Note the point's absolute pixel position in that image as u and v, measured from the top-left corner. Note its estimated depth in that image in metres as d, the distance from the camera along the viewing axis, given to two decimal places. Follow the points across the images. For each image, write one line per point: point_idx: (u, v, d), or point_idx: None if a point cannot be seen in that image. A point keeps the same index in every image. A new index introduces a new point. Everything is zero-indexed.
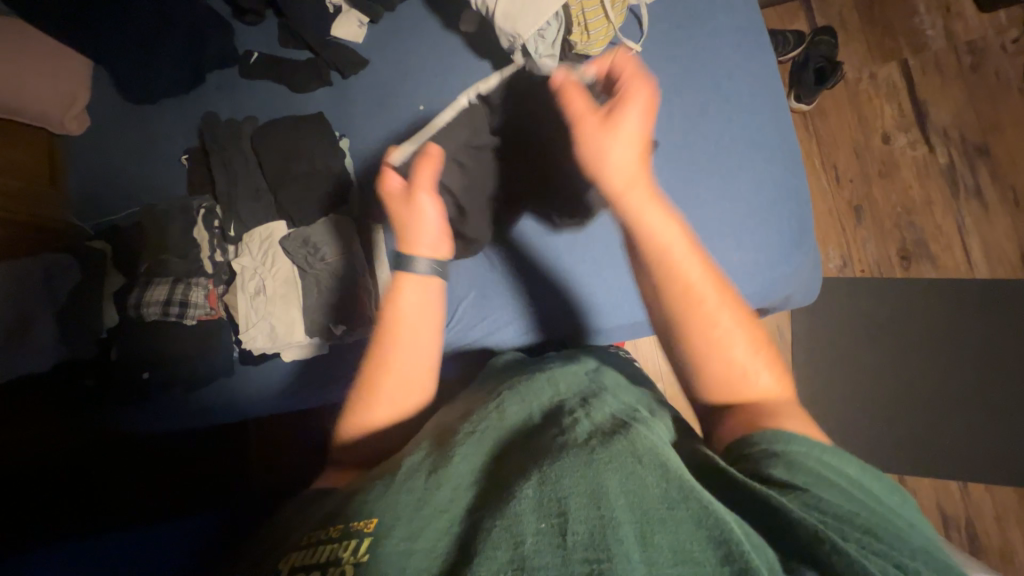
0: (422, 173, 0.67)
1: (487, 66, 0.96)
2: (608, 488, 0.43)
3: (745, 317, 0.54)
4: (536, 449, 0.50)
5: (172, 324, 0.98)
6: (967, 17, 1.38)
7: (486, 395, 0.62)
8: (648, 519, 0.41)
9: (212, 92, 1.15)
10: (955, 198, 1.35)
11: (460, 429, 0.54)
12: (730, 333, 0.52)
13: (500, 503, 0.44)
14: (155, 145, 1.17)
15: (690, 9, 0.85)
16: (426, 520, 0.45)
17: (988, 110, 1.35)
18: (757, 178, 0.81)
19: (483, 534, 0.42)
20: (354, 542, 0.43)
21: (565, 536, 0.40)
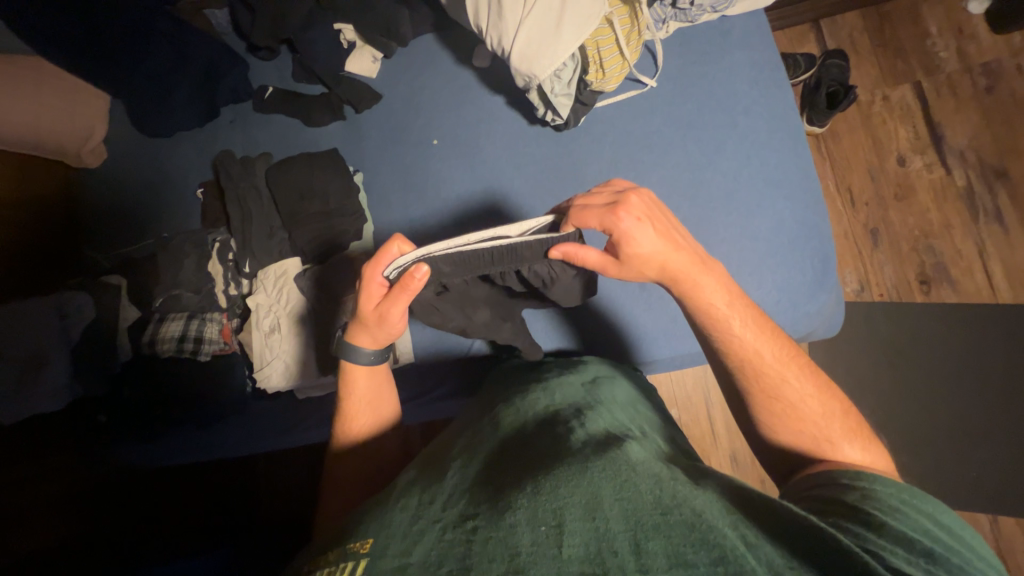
0: (398, 306, 0.67)
1: (500, 99, 0.96)
2: (600, 498, 0.46)
3: (815, 383, 0.61)
4: (533, 463, 0.54)
5: (185, 360, 0.97)
6: (981, 39, 1.37)
7: (486, 414, 0.70)
8: (638, 525, 0.43)
9: (227, 126, 1.17)
10: (974, 221, 1.32)
11: (456, 450, 0.62)
12: (800, 402, 0.60)
13: (496, 515, 0.47)
14: (171, 178, 1.18)
15: (705, 45, 0.85)
16: (423, 533, 0.47)
17: (1006, 132, 1.33)
18: (777, 216, 0.79)
19: (479, 545, 0.44)
20: (353, 564, 0.45)
21: (560, 548, 0.42)
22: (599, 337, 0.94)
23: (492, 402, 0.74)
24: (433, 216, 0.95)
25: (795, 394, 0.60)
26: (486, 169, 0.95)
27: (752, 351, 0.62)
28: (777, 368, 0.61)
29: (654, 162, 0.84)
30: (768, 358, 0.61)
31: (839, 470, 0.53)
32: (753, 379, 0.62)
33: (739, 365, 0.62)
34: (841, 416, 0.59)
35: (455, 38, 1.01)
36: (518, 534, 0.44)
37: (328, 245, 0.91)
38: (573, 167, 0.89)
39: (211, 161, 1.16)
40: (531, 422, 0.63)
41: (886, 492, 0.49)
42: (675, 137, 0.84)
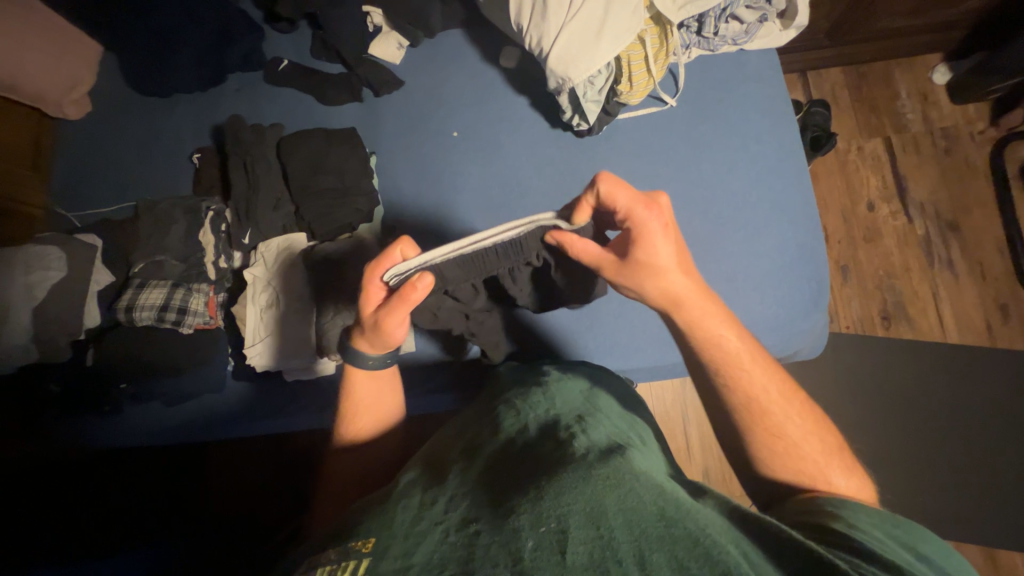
0: (394, 315, 0.65)
1: (524, 100, 0.97)
2: (605, 506, 0.44)
3: (813, 422, 0.63)
4: (536, 469, 0.52)
5: (164, 331, 0.90)
6: (942, 106, 1.53)
7: (487, 414, 0.69)
8: (642, 536, 0.42)
9: (230, 94, 1.11)
10: (930, 266, 1.46)
11: (455, 454, 0.61)
12: (800, 440, 0.61)
13: (499, 521, 0.45)
14: (163, 139, 1.11)
15: (723, 74, 0.90)
16: (423, 533, 0.46)
17: (959, 190, 1.48)
18: (779, 238, 0.84)
19: (480, 551, 0.42)
20: (354, 564, 0.43)
21: (563, 553, 0.40)
22: (599, 345, 0.95)
23: (492, 403, 0.73)
24: (448, 206, 0.95)
25: (797, 433, 0.61)
26: (504, 166, 0.95)
27: (760, 390, 0.63)
28: (781, 408, 0.63)
29: (669, 176, 0.88)
30: (775, 397, 0.63)
31: (823, 499, 0.55)
32: (758, 420, 0.62)
33: (745, 405, 0.62)
34: (835, 449, 0.62)
35: (482, 36, 1.02)
36: (521, 538, 0.42)
37: (338, 224, 0.88)
38: (591, 172, 0.91)
39: (209, 127, 1.10)
40: (531, 425, 0.61)
41: (869, 524, 0.49)
42: (691, 155, 0.88)
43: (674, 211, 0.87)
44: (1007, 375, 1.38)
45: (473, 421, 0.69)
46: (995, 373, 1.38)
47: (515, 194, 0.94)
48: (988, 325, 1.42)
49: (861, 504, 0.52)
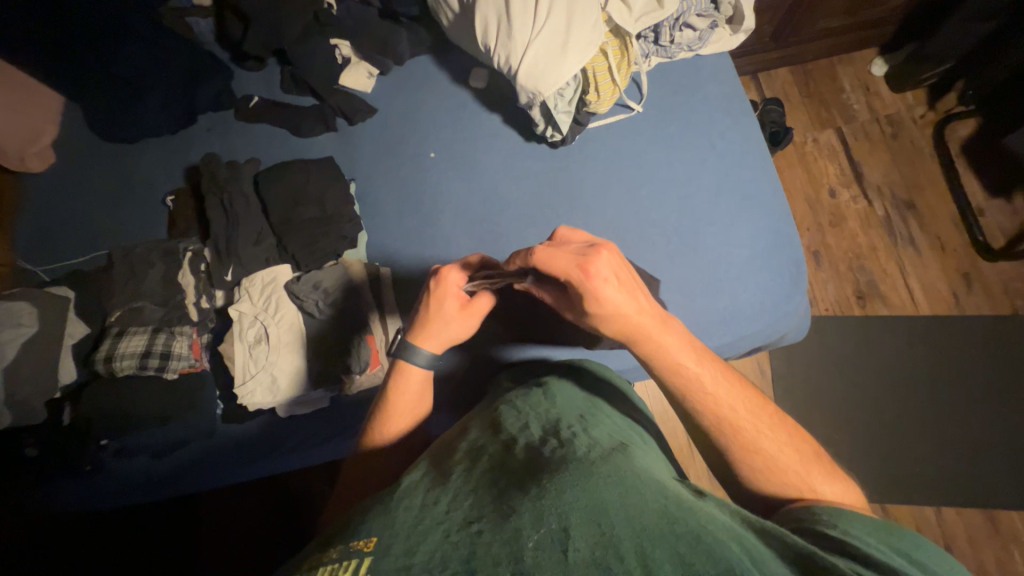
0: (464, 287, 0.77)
1: (497, 118, 1.00)
2: (607, 505, 0.45)
3: (787, 430, 0.65)
4: (537, 467, 0.52)
5: (148, 379, 0.87)
6: (884, 95, 1.64)
7: (489, 413, 0.68)
8: (644, 534, 0.43)
9: (201, 134, 1.10)
10: (894, 244, 1.53)
11: (456, 454, 0.59)
12: (777, 451, 0.63)
13: (501, 520, 0.44)
14: (134, 184, 1.09)
15: (683, 79, 0.95)
16: (425, 532, 0.44)
17: (910, 171, 1.58)
18: (755, 226, 0.87)
19: (484, 549, 0.41)
20: (353, 563, 0.42)
21: (566, 552, 0.41)
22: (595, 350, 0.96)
23: (494, 404, 0.73)
24: (431, 226, 0.95)
25: (772, 445, 0.63)
26: (484, 181, 0.97)
27: (727, 407, 0.64)
28: (751, 420, 0.64)
29: (644, 177, 0.92)
30: (744, 412, 0.64)
31: (818, 506, 0.56)
32: (733, 437, 0.64)
33: (717, 425, 0.64)
34: (815, 456, 0.64)
35: (450, 59, 1.05)
36: (523, 537, 0.42)
37: (323, 251, 0.87)
38: (569, 180, 0.94)
39: (181, 169, 1.09)
40: (533, 425, 0.61)
41: (863, 530, 0.51)
42: (661, 156, 0.92)
43: (653, 211, 0.90)
44: (978, 340, 1.44)
45: (476, 422, 0.67)
46: (968, 340, 1.45)
47: (496, 207, 0.95)
48: (955, 295, 1.48)
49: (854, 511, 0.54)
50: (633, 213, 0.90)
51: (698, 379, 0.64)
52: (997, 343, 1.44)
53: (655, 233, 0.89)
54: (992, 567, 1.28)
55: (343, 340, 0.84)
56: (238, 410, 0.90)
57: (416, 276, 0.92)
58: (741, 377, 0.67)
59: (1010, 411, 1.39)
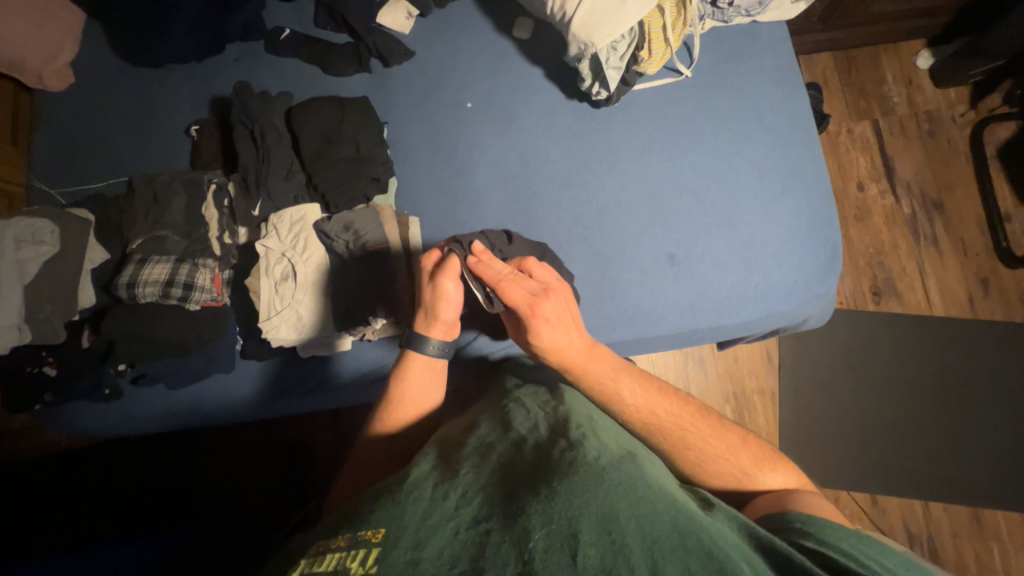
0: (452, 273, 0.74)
1: (538, 72, 0.96)
2: (620, 515, 0.47)
3: (719, 425, 0.74)
4: (548, 466, 0.55)
5: (169, 308, 0.86)
6: (926, 90, 1.60)
7: (494, 407, 0.72)
8: (654, 545, 0.45)
9: (228, 64, 1.06)
10: (916, 244, 1.52)
11: (467, 445, 0.63)
12: (706, 445, 0.71)
13: (509, 520, 0.47)
14: (156, 111, 1.06)
15: (736, 46, 0.92)
16: (436, 527, 0.48)
17: (942, 171, 1.55)
18: (795, 205, 0.86)
19: (492, 549, 0.45)
20: (364, 553, 0.45)
21: (575, 557, 0.43)
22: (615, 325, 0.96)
23: (500, 397, 0.76)
24: (464, 178, 0.93)
25: (705, 435, 0.72)
26: (520, 136, 0.94)
27: (652, 409, 0.72)
28: (683, 415, 0.73)
29: (687, 145, 0.89)
30: (665, 414, 0.72)
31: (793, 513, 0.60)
32: (664, 438, 0.72)
33: (659, 425, 0.72)
34: (760, 453, 0.72)
35: (494, 5, 1.00)
36: (533, 538, 0.45)
37: (353, 193, 0.85)
38: (608, 143, 0.91)
39: (206, 99, 1.05)
40: (541, 424, 0.64)
41: (842, 538, 0.53)
42: (707, 125, 0.89)
43: (692, 181, 0.88)
44: (987, 345, 1.45)
45: (483, 418, 0.70)
46: (977, 344, 1.45)
47: (531, 164, 0.93)
48: (970, 299, 1.48)
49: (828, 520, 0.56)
50: (672, 181, 0.88)
51: (622, 391, 0.72)
52: (1004, 350, 1.45)
53: (692, 204, 0.87)
54: (970, 561, 1.32)
55: (369, 291, 0.83)
56: (256, 348, 0.90)
57: (445, 228, 0.91)
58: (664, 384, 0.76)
59: (1007, 416, 1.41)
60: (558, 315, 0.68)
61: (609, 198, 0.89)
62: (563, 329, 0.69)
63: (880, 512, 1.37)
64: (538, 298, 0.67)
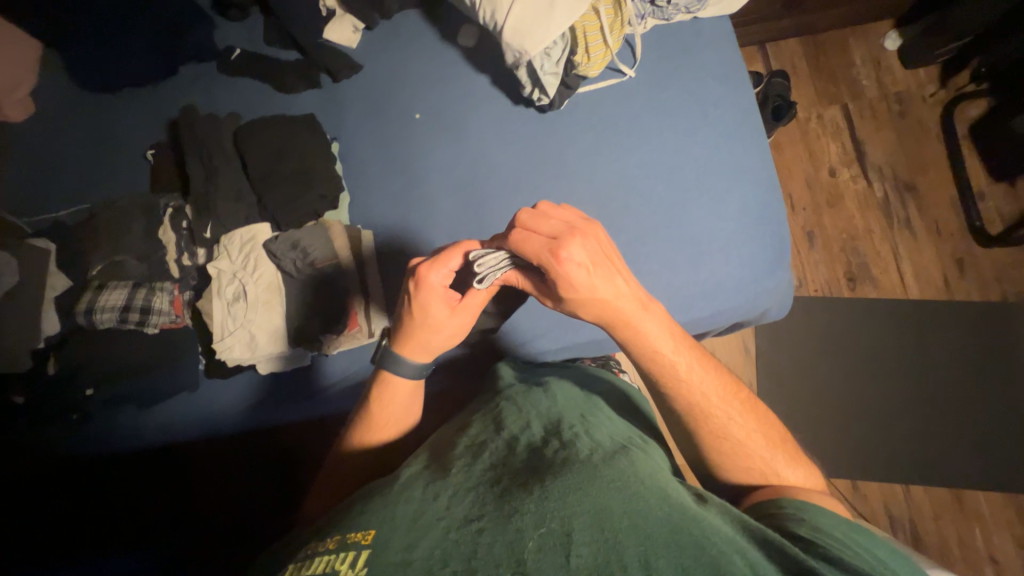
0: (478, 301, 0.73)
1: (484, 78, 0.96)
2: (611, 512, 0.48)
3: (756, 425, 0.70)
4: (540, 467, 0.55)
5: (131, 332, 0.89)
6: (895, 71, 1.58)
7: (487, 409, 0.71)
8: (645, 541, 0.46)
9: (183, 85, 1.07)
10: (890, 227, 1.51)
11: (458, 447, 0.62)
12: (745, 439, 0.69)
13: (503, 519, 0.48)
14: (114, 135, 1.07)
15: (680, 42, 0.92)
16: (427, 528, 0.49)
17: (914, 152, 1.54)
18: (742, 200, 0.86)
19: (485, 547, 0.46)
20: (353, 555, 0.46)
21: (569, 556, 0.44)
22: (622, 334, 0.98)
23: (493, 398, 0.76)
24: (415, 189, 0.94)
25: (741, 432, 0.69)
26: (469, 145, 0.95)
27: (702, 395, 0.69)
28: (722, 408, 0.70)
29: (632, 146, 0.89)
30: (716, 399, 0.70)
31: (784, 500, 0.61)
32: (702, 420, 0.69)
33: (690, 408, 0.69)
34: (782, 445, 0.70)
35: (438, 14, 1.00)
36: (525, 538, 0.46)
37: (302, 210, 0.86)
38: (554, 147, 0.92)
39: (163, 120, 1.06)
40: (534, 425, 0.64)
41: (829, 524, 0.55)
42: (653, 123, 0.90)
43: (640, 179, 0.88)
44: (963, 325, 1.45)
45: (476, 418, 0.70)
46: (953, 324, 1.45)
47: (481, 171, 0.93)
48: (946, 280, 1.47)
49: (832, 513, 0.57)
50: (618, 180, 0.89)
51: (676, 362, 0.68)
52: (981, 330, 1.44)
53: (639, 202, 0.88)
54: (952, 543, 1.33)
55: (319, 312, 0.84)
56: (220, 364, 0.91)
57: (398, 238, 0.92)
58: (716, 367, 0.72)
59: (985, 396, 1.41)
60: (590, 251, 0.62)
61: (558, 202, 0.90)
62: (598, 260, 0.62)
63: (861, 498, 1.37)
64: (577, 231, 0.62)
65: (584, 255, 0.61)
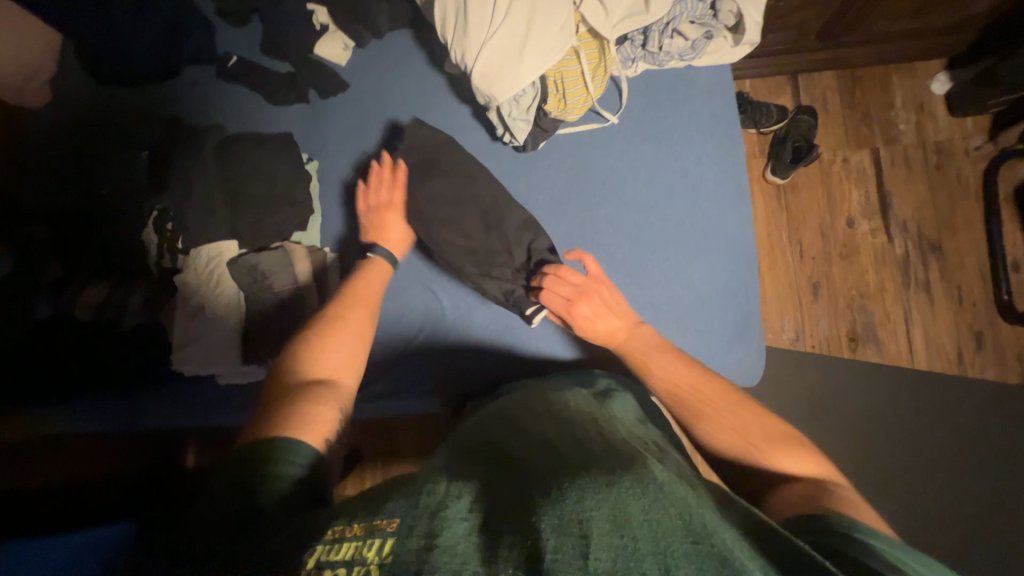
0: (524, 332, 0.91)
1: (465, 110, 0.97)
2: (630, 515, 0.42)
3: (804, 456, 0.67)
4: (560, 466, 0.51)
5: (105, 329, 0.92)
6: (937, 117, 1.45)
7: (510, 412, 0.68)
8: (668, 551, 0.40)
9: (168, 83, 1.05)
10: (906, 288, 1.40)
11: (477, 452, 0.58)
12: (789, 469, 0.66)
13: (521, 521, 0.44)
14: (89, 121, 1.04)
15: (672, 94, 0.92)
16: (445, 524, 0.44)
17: (946, 208, 1.42)
18: (709, 269, 0.89)
19: (503, 549, 0.42)
20: (379, 542, 0.44)
21: (586, 560, 0.39)
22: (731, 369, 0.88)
23: (522, 398, 0.72)
24: (385, 216, 0.95)
25: (784, 464, 0.66)
26: (441, 177, 0.94)
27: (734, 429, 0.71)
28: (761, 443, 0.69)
29: (603, 200, 0.91)
30: (752, 433, 0.70)
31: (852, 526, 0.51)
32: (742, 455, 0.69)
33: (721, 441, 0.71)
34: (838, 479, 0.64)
35: (431, 40, 0.99)
36: (544, 539, 0.41)
37: (269, 232, 0.91)
38: (526, 189, 0.93)
39: (140, 111, 1.04)
40: (552, 427, 0.60)
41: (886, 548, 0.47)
42: (628, 174, 0.91)
43: (609, 235, 0.90)
44: None
45: (494, 419, 0.67)
46: None
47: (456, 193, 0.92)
48: (959, 353, 1.36)
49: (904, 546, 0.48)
50: (588, 234, 0.91)
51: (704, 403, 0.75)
52: None
53: (605, 259, 0.91)
54: None
55: (271, 338, 0.87)
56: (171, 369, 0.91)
57: (361, 266, 0.93)
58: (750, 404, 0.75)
59: None
60: (596, 300, 0.85)
61: (531, 246, 0.90)
62: (601, 306, 0.84)
63: None
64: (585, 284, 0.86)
65: (588, 309, 0.84)
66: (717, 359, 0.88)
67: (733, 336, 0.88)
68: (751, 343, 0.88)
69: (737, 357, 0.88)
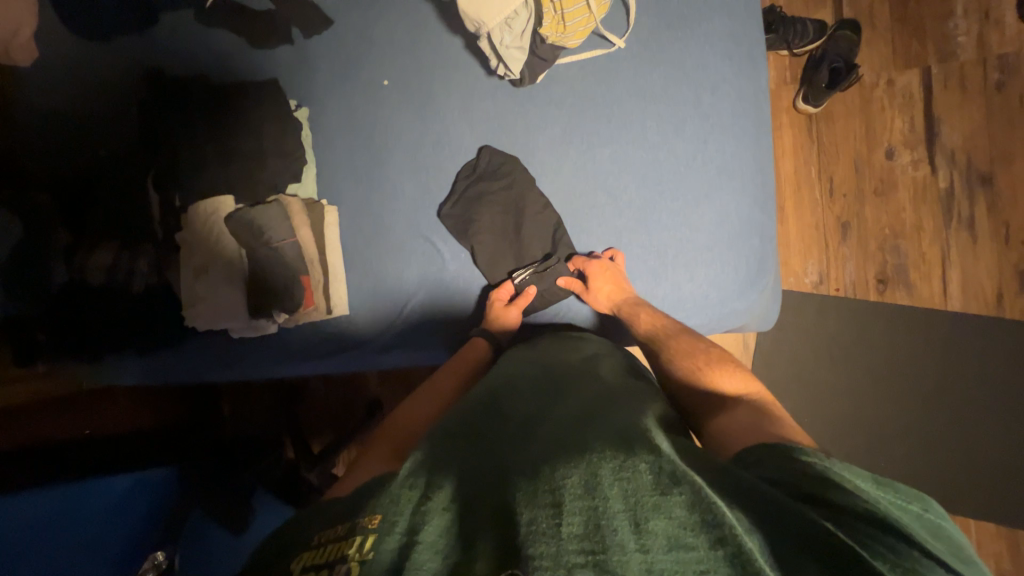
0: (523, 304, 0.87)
1: (458, 43, 0.91)
2: (601, 478, 0.42)
3: None
4: (533, 445, 0.51)
5: (114, 292, 0.91)
6: (1004, 26, 1.27)
7: (487, 388, 0.67)
8: (638, 505, 0.40)
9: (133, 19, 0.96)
10: (946, 225, 1.29)
11: (452, 427, 0.57)
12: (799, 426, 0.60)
13: (499, 504, 0.44)
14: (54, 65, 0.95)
15: (684, 15, 0.86)
16: (423, 513, 0.43)
17: (1002, 135, 1.27)
18: (722, 207, 0.86)
19: (482, 535, 0.41)
20: (360, 539, 0.41)
21: (560, 526, 0.39)
22: (740, 314, 0.88)
23: (500, 373, 0.71)
24: (378, 164, 0.91)
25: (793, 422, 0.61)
26: (435, 120, 0.90)
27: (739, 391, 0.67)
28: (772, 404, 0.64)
29: (609, 137, 0.86)
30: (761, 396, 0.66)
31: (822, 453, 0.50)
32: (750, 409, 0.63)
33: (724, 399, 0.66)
34: None
35: None
36: (520, 515, 0.41)
37: (262, 187, 0.89)
38: (525, 130, 0.88)
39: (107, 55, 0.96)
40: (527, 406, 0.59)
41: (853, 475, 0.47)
42: (637, 108, 0.86)
43: (616, 177, 0.86)
44: None
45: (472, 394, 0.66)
46: None
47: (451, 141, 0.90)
48: (999, 294, 1.27)
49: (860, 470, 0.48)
50: (593, 175, 0.87)
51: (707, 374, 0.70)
52: None
53: (609, 203, 0.87)
54: None
55: (268, 295, 0.87)
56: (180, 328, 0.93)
57: (357, 219, 0.91)
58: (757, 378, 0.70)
59: None
60: (609, 272, 0.83)
61: (534, 192, 0.88)
62: (615, 276, 0.83)
63: None
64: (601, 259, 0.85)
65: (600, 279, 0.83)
66: (726, 304, 0.87)
67: (745, 276, 0.87)
68: (764, 285, 0.88)
69: (749, 300, 0.88)
